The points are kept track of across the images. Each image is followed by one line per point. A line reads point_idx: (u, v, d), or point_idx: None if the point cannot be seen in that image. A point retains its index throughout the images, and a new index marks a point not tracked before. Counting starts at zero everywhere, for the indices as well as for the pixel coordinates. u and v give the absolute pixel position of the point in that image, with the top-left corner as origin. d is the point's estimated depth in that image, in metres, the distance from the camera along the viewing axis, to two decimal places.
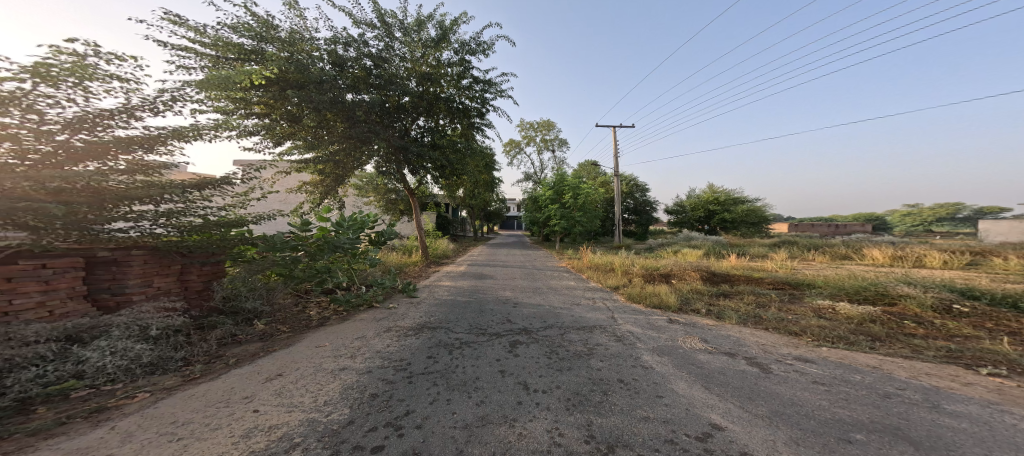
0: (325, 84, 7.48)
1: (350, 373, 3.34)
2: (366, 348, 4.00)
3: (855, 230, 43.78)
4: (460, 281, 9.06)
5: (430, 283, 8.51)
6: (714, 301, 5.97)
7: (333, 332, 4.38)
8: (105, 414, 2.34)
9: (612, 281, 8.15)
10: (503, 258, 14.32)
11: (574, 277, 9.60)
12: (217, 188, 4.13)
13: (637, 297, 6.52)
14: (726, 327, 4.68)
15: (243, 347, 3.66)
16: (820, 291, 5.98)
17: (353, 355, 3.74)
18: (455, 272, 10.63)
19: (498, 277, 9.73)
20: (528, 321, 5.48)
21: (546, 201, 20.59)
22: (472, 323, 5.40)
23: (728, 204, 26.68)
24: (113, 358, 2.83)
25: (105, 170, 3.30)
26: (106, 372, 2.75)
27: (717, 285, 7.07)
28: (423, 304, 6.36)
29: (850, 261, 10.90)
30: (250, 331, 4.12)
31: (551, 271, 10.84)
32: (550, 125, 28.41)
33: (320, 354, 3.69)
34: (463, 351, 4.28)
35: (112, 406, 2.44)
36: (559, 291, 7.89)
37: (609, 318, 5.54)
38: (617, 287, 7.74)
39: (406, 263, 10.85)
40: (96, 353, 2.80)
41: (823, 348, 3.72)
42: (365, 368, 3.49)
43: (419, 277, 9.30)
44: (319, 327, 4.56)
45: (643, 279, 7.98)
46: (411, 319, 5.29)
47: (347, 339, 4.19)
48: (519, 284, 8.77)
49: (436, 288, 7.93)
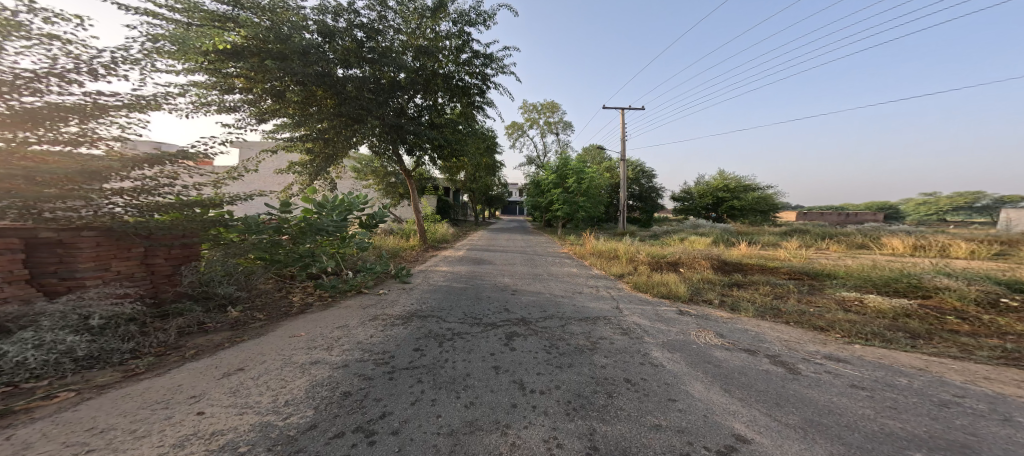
0: (310, 54, 7.02)
1: (323, 367, 3.01)
2: (346, 338, 3.67)
3: (866, 219, 42.84)
4: (458, 267, 8.73)
5: (426, 269, 8.16)
6: (726, 292, 5.58)
7: (313, 321, 4.05)
8: (7, 420, 2.02)
9: (616, 268, 7.78)
10: (503, 243, 13.98)
11: (577, 264, 9.21)
12: (174, 163, 3.77)
13: (644, 287, 6.15)
14: (741, 319, 4.30)
15: (208, 337, 3.34)
16: (843, 282, 5.55)
17: (330, 347, 3.41)
18: (453, 257, 10.31)
19: (496, 263, 9.39)
20: (527, 311, 5.12)
21: (549, 185, 20.08)
22: (466, 312, 5.06)
23: (738, 191, 25.92)
24: (37, 352, 2.46)
25: (30, 142, 2.96)
26: (29, 367, 2.39)
27: (729, 274, 6.67)
28: (416, 290, 6.04)
29: (868, 250, 10.44)
30: (221, 319, 3.80)
31: (553, 257, 10.47)
32: (554, 108, 27.53)
33: (293, 345, 3.36)
34: (454, 344, 3.94)
35: (22, 409, 2.11)
36: (561, 278, 7.52)
37: (614, 309, 5.19)
38: (621, 275, 7.37)
39: (403, 248, 10.53)
40: (15, 347, 2.41)
41: (855, 345, 3.31)
42: (341, 361, 3.16)
43: (415, 262, 8.99)
44: (298, 315, 4.23)
45: (649, 267, 7.59)
46: (402, 307, 4.95)
47: (327, 328, 3.87)
48: (519, 270, 8.41)
49: (432, 274, 7.59)
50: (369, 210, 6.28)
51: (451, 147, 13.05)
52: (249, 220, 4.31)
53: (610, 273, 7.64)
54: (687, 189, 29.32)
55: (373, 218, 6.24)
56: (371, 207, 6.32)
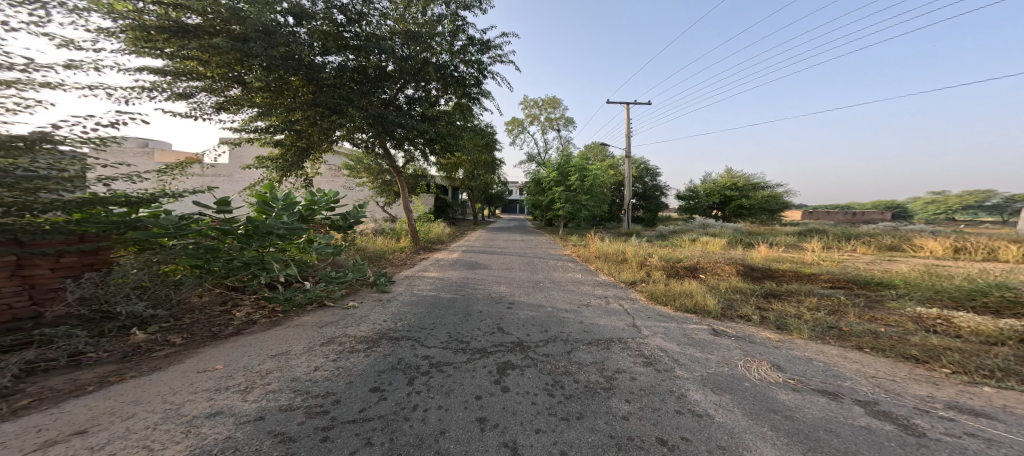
0: (275, 34, 6.13)
1: (221, 422, 2.11)
2: (278, 373, 2.77)
3: (876, 218, 41.74)
4: (449, 272, 7.82)
5: (412, 274, 7.26)
6: (763, 304, 4.68)
7: (245, 347, 3.12)
8: None
9: (627, 274, 6.88)
10: (501, 244, 13.08)
11: (581, 269, 8.30)
12: (37, 152, 2.76)
13: (662, 299, 5.25)
14: (796, 344, 3.40)
15: (75, 376, 2.45)
16: (904, 292, 4.63)
17: (247, 388, 2.50)
18: (446, 260, 9.43)
19: (492, 267, 8.50)
20: (525, 332, 4.21)
21: (550, 183, 19.18)
22: (450, 332, 4.16)
23: (747, 189, 24.91)
24: None
25: None
26: None
27: (759, 282, 5.76)
28: (394, 302, 5.15)
29: (900, 252, 9.52)
30: (116, 346, 2.90)
31: (555, 261, 9.57)
32: (556, 103, 26.54)
33: (194, 386, 2.46)
34: (429, 381, 3.04)
35: None
36: (564, 286, 6.61)
37: (630, 328, 4.29)
38: (633, 283, 6.47)
39: (390, 250, 9.64)
40: None
41: (982, 387, 2.40)
42: (256, 411, 2.26)
43: (402, 266, 8.10)
44: (230, 337, 3.31)
45: (664, 274, 6.67)
46: (370, 326, 4.05)
47: (257, 359, 2.95)
48: (516, 276, 7.49)
49: (417, 281, 6.69)
50: (340, 208, 5.34)
51: (445, 141, 12.13)
52: (170, 220, 3.31)
53: (620, 281, 6.75)
54: (693, 188, 28.33)
55: (345, 219, 5.31)
56: (343, 205, 5.39)
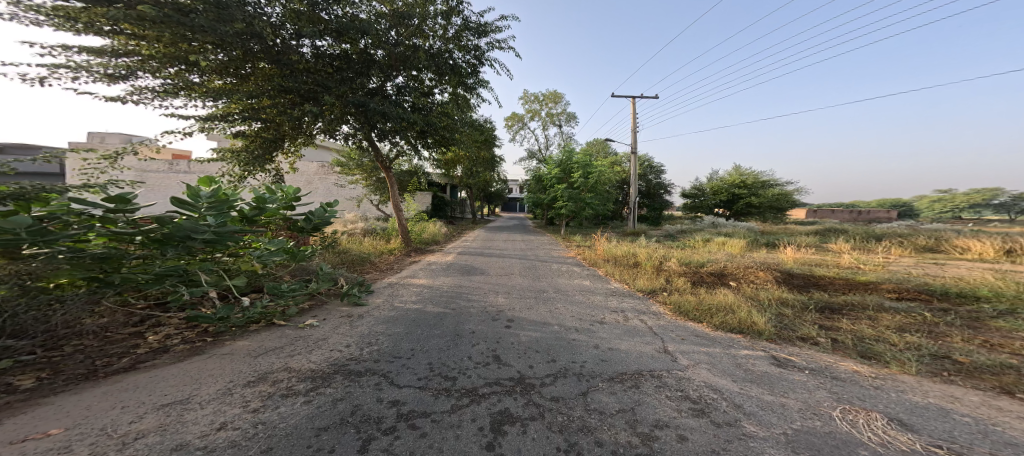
0: (230, 7, 5.22)
1: None
2: (156, 440, 1.87)
3: (884, 217, 40.68)
4: (440, 277, 6.89)
5: (397, 280, 6.33)
6: (822, 320, 3.77)
7: (129, 394, 2.22)
8: None
9: (643, 282, 5.98)
10: (500, 245, 12.14)
11: (590, 275, 7.36)
12: None
13: (694, 314, 4.34)
14: (895, 378, 2.51)
15: None
16: (1000, 306, 3.73)
17: None
18: (439, 263, 8.52)
19: (490, 272, 7.59)
20: (529, 366, 3.31)
21: (551, 181, 18.27)
22: (433, 366, 3.25)
23: (757, 186, 23.88)
24: None
25: None
26: None
27: (804, 291, 4.87)
28: (368, 317, 4.24)
29: (942, 254, 8.59)
30: None
31: (559, 265, 8.63)
32: (557, 98, 25.51)
33: None
34: (393, 446, 2.12)
35: None
36: (571, 297, 5.71)
37: (661, 357, 3.39)
38: (653, 293, 5.55)
39: (377, 252, 8.71)
40: None
41: None
42: None
43: (388, 271, 7.19)
44: (114, 375, 2.40)
45: (688, 281, 5.74)
46: (326, 354, 3.13)
47: (132, 414, 2.05)
48: (516, 284, 6.55)
49: (401, 289, 5.76)
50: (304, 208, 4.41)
51: (439, 134, 11.17)
52: (34, 223, 2.40)
53: (636, 289, 5.84)
54: (699, 185, 27.29)
55: (309, 220, 4.38)
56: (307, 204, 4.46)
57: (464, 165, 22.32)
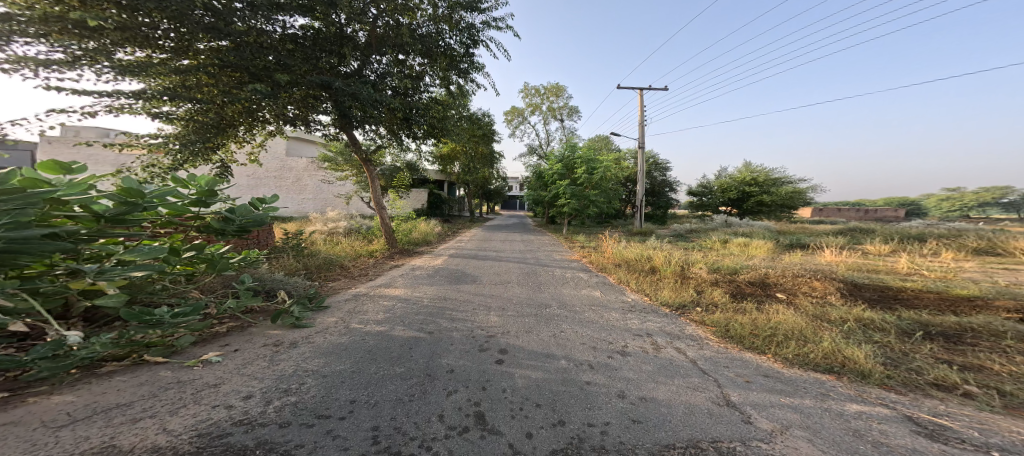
0: None
1: None
2: None
3: (894, 216, 39.47)
4: (421, 287, 5.77)
5: (366, 291, 5.21)
6: (946, 356, 2.67)
7: None
8: None
9: (668, 295, 4.87)
10: (497, 246, 11.04)
11: (599, 284, 6.26)
12: None
13: (750, 340, 3.23)
14: None
15: None
16: None
17: None
18: (424, 267, 7.42)
19: (481, 279, 6.50)
20: (524, 437, 2.22)
21: (552, 177, 17.16)
22: (378, 435, 2.15)
23: (769, 184, 22.68)
24: None
25: None
26: None
27: (888, 308, 3.74)
28: (304, 346, 3.17)
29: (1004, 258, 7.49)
30: None
31: (562, 270, 7.51)
32: (559, 91, 24.33)
33: None
34: None
35: None
36: (578, 315, 4.62)
37: (729, 415, 2.30)
38: (684, 309, 4.44)
39: (354, 254, 7.60)
40: None
41: None
42: None
43: (360, 277, 6.11)
44: None
45: (726, 295, 4.63)
46: (201, 414, 2.06)
47: None
48: (512, 296, 5.43)
49: (368, 304, 4.64)
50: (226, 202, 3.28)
51: (428, 124, 10.03)
52: None
53: (661, 303, 4.74)
54: (707, 183, 26.00)
55: (230, 220, 3.26)
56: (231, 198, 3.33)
57: (461, 161, 21.19)
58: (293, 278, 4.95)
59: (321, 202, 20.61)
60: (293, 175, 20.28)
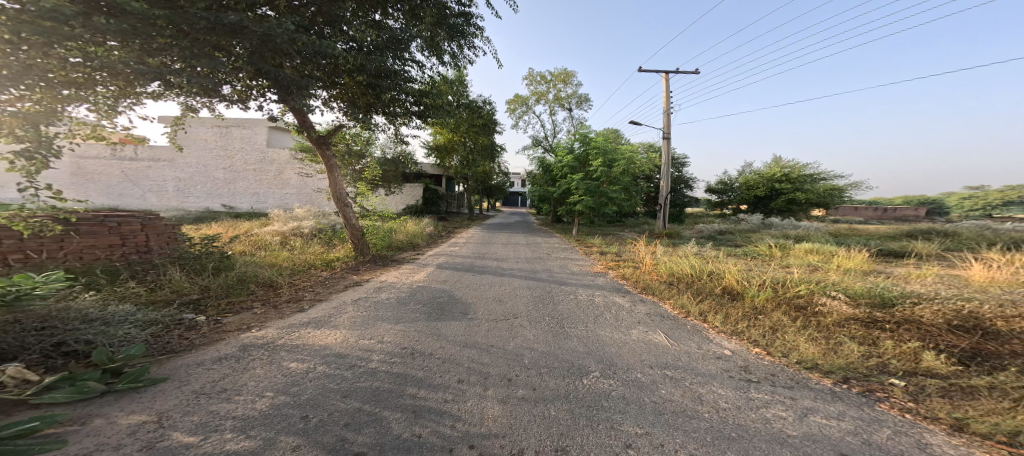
0: None
1: None
2: None
3: (921, 215, 36.78)
4: (376, 328, 3.65)
5: (278, 338, 3.12)
6: None
7: None
8: None
9: (813, 355, 2.80)
10: (498, 251, 8.95)
11: (653, 320, 4.12)
12: None
13: None
14: None
15: None
16: None
17: None
18: (394, 283, 5.31)
19: (472, 309, 4.38)
20: None
21: (562, 170, 14.99)
22: None
23: (802, 180, 20.28)
24: None
25: None
26: None
27: None
28: None
29: None
30: None
31: (588, 291, 5.40)
32: (568, 77, 22.08)
33: None
34: None
35: None
36: (644, 404, 2.51)
37: None
38: (872, 384, 2.39)
39: (303, 267, 5.53)
40: None
41: None
42: None
43: (287, 305, 4.00)
44: None
45: (941, 357, 2.60)
46: None
47: None
48: (524, 353, 3.31)
49: (258, 374, 2.52)
50: None
51: (415, 100, 7.97)
52: None
53: (807, 367, 2.69)
54: (729, 180, 23.61)
55: None
56: None
57: (459, 153, 19.15)
58: (132, 314, 2.88)
59: (305, 197, 18.67)
60: (273, 167, 18.29)
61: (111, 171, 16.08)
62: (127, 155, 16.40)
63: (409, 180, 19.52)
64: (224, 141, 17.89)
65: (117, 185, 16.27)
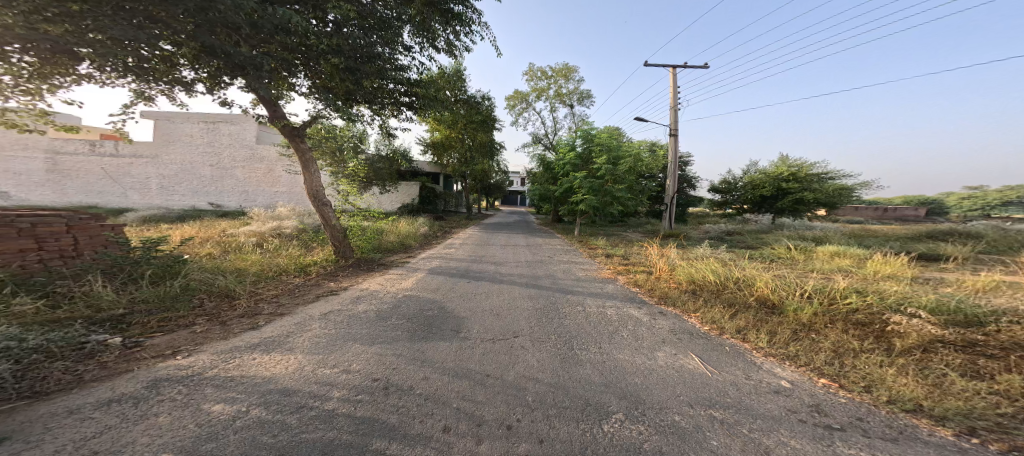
0: None
1: None
2: None
3: (926, 215, 36.20)
4: (342, 353, 2.97)
5: (205, 370, 2.44)
6: None
7: None
8: None
9: (915, 395, 2.13)
10: (496, 254, 8.28)
11: (680, 339, 3.46)
12: None
13: None
14: None
15: None
16: None
17: None
18: (376, 292, 4.64)
19: (465, 326, 3.72)
20: None
21: (564, 168, 14.32)
22: None
23: (810, 179, 19.61)
24: None
25: None
26: None
27: None
28: None
29: None
30: None
31: (598, 301, 4.73)
32: (570, 73, 21.39)
33: None
34: None
35: None
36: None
37: None
38: (1020, 440, 1.73)
39: (273, 272, 4.85)
40: None
41: None
42: None
43: (241, 321, 3.32)
44: None
45: None
46: None
47: None
48: (527, 388, 2.65)
49: (157, 427, 1.84)
50: None
51: (405, 89, 7.29)
52: None
53: (907, 410, 2.04)
54: (733, 179, 23.00)
55: None
56: None
57: (457, 150, 18.49)
58: (5, 342, 2.20)
59: (295, 196, 18.00)
60: (263, 165, 17.62)
61: (92, 167, 15.39)
62: (107, 151, 15.64)
63: (404, 178, 18.84)
64: (211, 137, 17.18)
65: (98, 183, 15.54)
